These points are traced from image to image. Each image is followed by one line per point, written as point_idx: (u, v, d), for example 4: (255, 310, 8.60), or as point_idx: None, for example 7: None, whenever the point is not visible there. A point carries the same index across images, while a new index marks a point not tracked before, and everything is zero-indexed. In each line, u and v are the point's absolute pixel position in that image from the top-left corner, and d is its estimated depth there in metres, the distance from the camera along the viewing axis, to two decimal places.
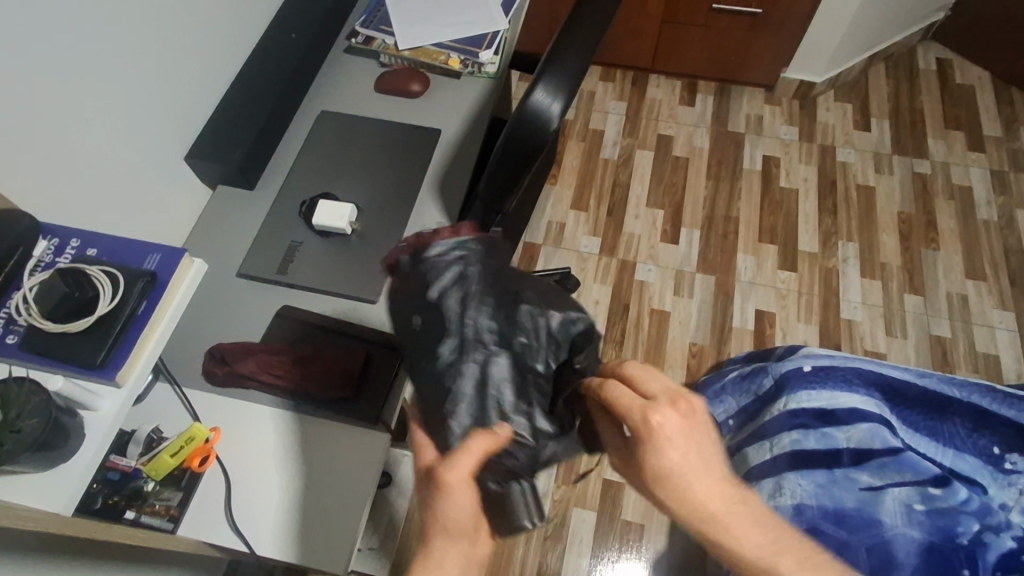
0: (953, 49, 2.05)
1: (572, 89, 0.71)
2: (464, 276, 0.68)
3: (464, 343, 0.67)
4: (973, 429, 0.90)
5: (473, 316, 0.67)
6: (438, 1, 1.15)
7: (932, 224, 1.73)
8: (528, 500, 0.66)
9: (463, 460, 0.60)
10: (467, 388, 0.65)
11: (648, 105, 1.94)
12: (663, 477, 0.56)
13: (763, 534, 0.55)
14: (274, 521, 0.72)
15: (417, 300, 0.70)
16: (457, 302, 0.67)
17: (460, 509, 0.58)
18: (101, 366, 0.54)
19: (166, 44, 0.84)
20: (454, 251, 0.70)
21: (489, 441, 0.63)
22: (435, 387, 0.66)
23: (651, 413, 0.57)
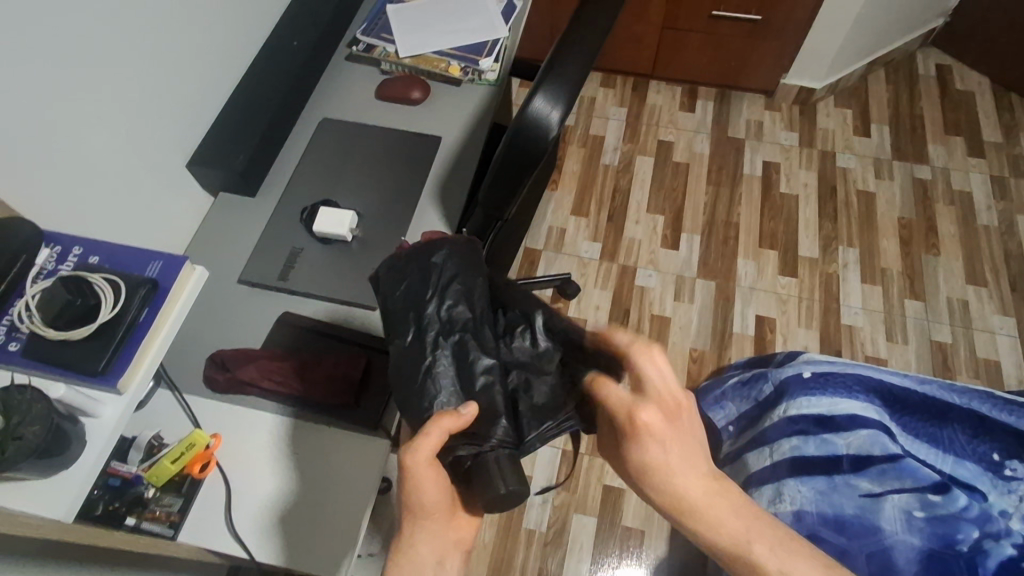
0: (952, 55, 2.06)
1: (571, 98, 0.72)
2: (427, 275, 0.68)
3: (438, 333, 0.66)
4: (973, 435, 0.89)
5: (438, 309, 0.67)
6: (438, 9, 1.16)
7: (932, 230, 1.73)
8: (511, 478, 0.60)
9: (421, 443, 0.58)
10: (435, 375, 0.64)
11: (648, 111, 1.94)
12: (648, 470, 0.63)
13: (739, 522, 0.61)
14: (272, 523, 0.72)
15: (387, 301, 0.69)
16: (420, 300, 0.67)
17: (427, 492, 0.59)
18: (103, 374, 0.55)
19: (168, 52, 0.85)
20: (419, 252, 0.70)
21: (452, 422, 0.60)
22: (405, 376, 0.65)
23: (639, 407, 0.63)
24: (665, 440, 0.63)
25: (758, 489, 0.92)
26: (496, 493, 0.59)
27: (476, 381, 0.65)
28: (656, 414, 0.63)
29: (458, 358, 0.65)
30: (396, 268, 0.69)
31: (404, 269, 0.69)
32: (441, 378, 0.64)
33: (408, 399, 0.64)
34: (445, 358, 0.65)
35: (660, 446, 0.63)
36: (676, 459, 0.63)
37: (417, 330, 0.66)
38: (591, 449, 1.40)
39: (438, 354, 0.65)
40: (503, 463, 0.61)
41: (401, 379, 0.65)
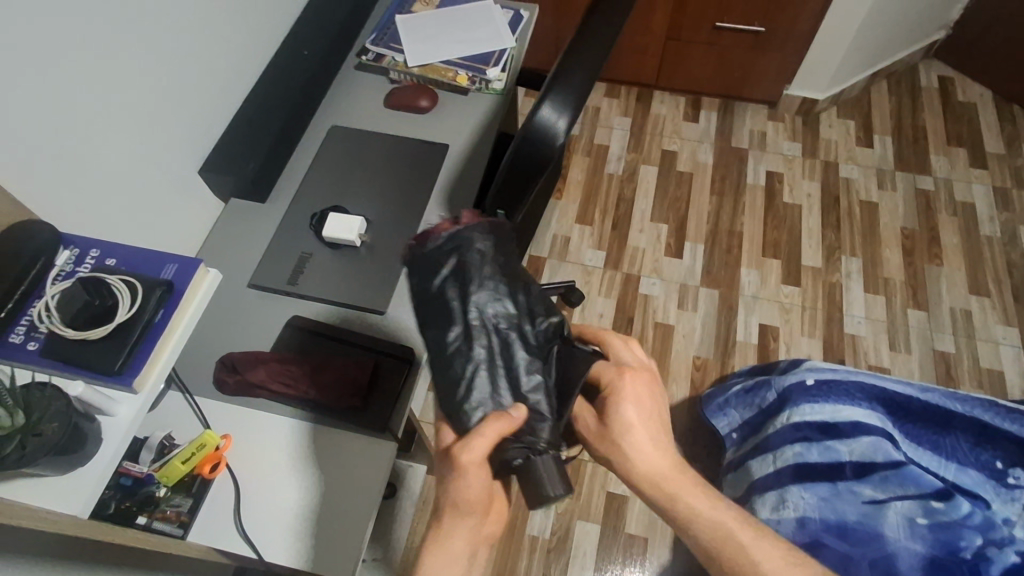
0: (954, 67, 2.07)
1: (577, 106, 0.73)
2: (465, 265, 0.62)
3: (476, 328, 0.61)
4: (975, 443, 0.90)
5: (479, 305, 0.61)
6: (447, 19, 1.18)
7: (935, 240, 1.74)
8: (558, 480, 0.58)
9: (475, 445, 0.58)
10: (478, 375, 0.61)
11: (652, 121, 1.96)
12: (624, 434, 0.66)
13: (703, 491, 0.66)
14: (289, 519, 0.73)
15: (421, 291, 0.63)
16: (458, 293, 0.62)
17: (473, 488, 0.59)
18: (119, 373, 0.56)
19: (182, 61, 0.86)
20: (456, 238, 0.63)
21: (502, 424, 0.59)
22: (446, 377, 0.61)
23: (624, 374, 0.67)
24: (644, 409, 0.66)
25: (761, 496, 0.93)
26: (545, 495, 0.57)
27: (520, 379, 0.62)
28: (639, 384, 0.67)
29: (498, 354, 0.62)
30: (429, 253, 0.63)
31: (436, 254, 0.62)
32: (484, 379, 0.61)
33: (448, 397, 0.61)
34: (484, 355, 0.61)
35: (637, 412, 0.66)
36: (649, 427, 0.66)
37: (454, 324, 0.61)
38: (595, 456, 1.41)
39: (475, 349, 0.61)
40: (550, 463, 0.58)
41: (438, 375, 0.62)
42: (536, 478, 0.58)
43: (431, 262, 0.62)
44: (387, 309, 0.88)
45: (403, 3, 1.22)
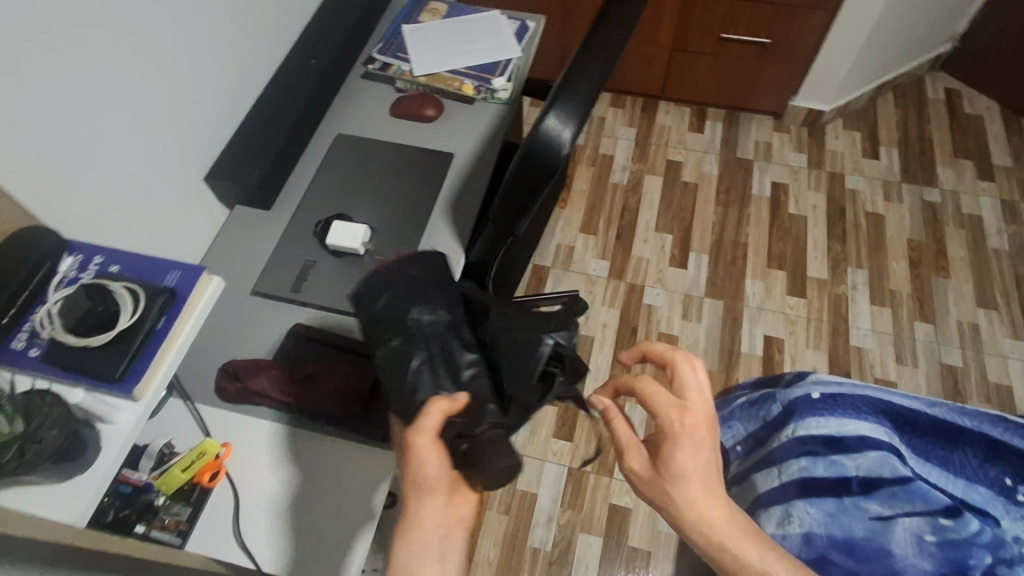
0: (961, 79, 2.07)
1: (582, 117, 0.73)
2: (400, 286, 0.75)
3: (413, 330, 0.71)
4: (984, 460, 0.89)
5: (415, 314, 0.72)
6: (453, 29, 1.19)
7: (942, 253, 1.73)
8: (507, 451, 0.60)
9: (424, 424, 0.60)
10: (417, 370, 0.67)
11: (657, 131, 1.96)
12: (677, 475, 0.63)
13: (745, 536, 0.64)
14: (265, 523, 0.73)
15: (362, 313, 0.75)
16: (395, 307, 0.73)
17: (432, 471, 0.59)
18: (120, 381, 0.55)
19: (190, 69, 0.87)
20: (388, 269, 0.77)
21: (446, 405, 0.62)
22: (390, 375, 0.68)
23: (687, 415, 0.64)
24: (699, 454, 0.64)
25: (767, 510, 0.91)
26: (495, 469, 0.59)
27: (458, 364, 0.68)
28: (698, 428, 0.64)
29: (437, 347, 0.69)
30: (371, 282, 0.76)
31: (377, 282, 0.76)
32: (421, 374, 0.67)
33: (395, 391, 0.67)
34: (423, 351, 0.69)
35: (694, 460, 0.63)
36: (705, 475, 0.63)
37: (396, 327, 0.71)
38: (598, 468, 1.39)
39: (414, 347, 0.69)
40: (495, 436, 0.61)
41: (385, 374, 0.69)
42: (485, 452, 0.60)
43: (373, 287, 0.75)
44: None
45: (409, 13, 1.23)
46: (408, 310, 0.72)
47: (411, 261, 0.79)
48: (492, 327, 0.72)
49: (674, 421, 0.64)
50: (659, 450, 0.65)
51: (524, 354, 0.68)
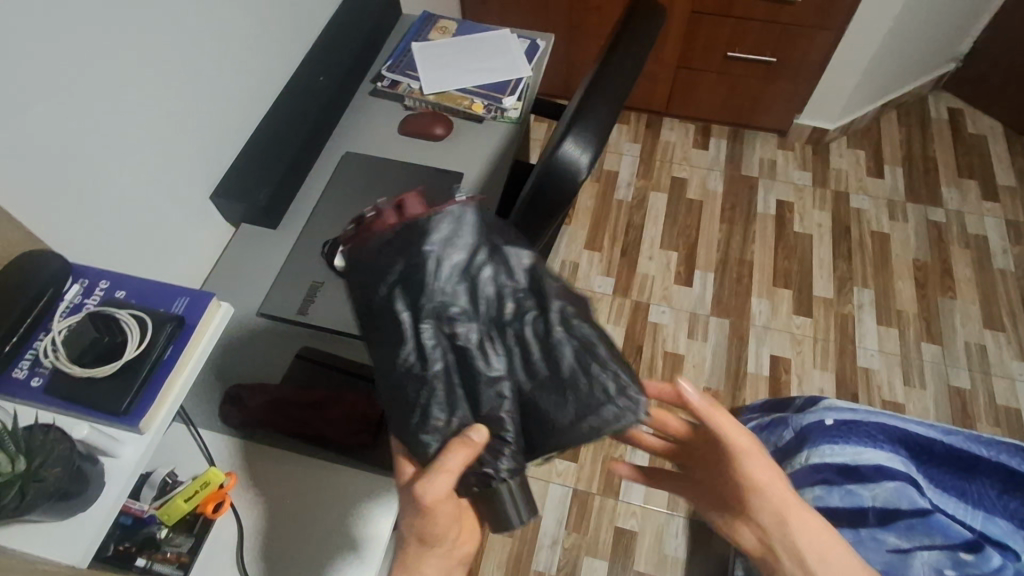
0: (964, 99, 2.08)
1: (601, 141, 0.71)
2: (416, 268, 0.57)
3: (428, 342, 0.57)
4: (1002, 490, 0.87)
5: (432, 316, 0.57)
6: (462, 46, 1.18)
7: (948, 273, 1.72)
8: (524, 511, 0.60)
9: (438, 481, 0.54)
10: (430, 394, 0.57)
11: (662, 147, 1.96)
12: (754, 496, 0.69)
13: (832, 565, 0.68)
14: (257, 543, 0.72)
15: (369, 295, 0.59)
16: (408, 301, 0.57)
17: (439, 520, 0.56)
18: (126, 413, 0.54)
19: (198, 86, 0.86)
20: (415, 231, 0.58)
21: (466, 455, 0.54)
22: (398, 395, 0.57)
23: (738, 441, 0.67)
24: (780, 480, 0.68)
25: None
26: (510, 526, 0.60)
27: (484, 398, 0.57)
28: (764, 470, 0.68)
29: (460, 365, 0.57)
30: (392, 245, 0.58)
31: (388, 253, 0.58)
32: (433, 402, 0.56)
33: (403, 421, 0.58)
34: (440, 372, 0.57)
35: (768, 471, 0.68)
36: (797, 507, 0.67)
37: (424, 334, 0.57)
38: (603, 490, 1.37)
39: (429, 367, 0.56)
40: (513, 491, 0.58)
41: (394, 393, 0.58)
42: (499, 509, 0.59)
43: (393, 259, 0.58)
44: None
45: (418, 31, 1.22)
46: (425, 309, 0.57)
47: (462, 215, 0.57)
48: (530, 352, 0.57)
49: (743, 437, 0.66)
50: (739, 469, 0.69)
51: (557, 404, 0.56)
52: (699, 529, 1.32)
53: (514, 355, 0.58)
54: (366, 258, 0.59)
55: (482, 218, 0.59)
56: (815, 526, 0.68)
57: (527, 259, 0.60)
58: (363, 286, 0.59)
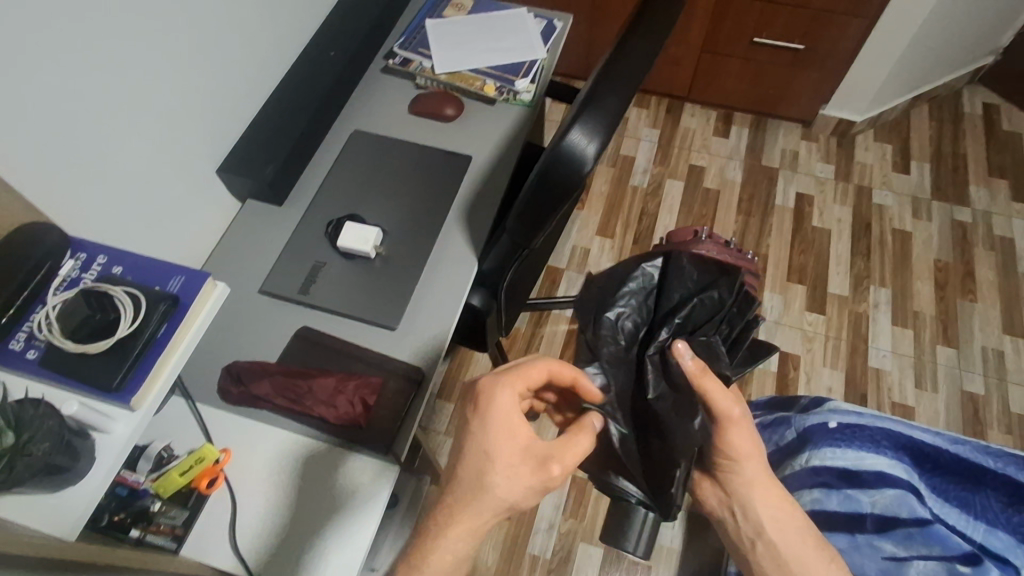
0: (1001, 94, 2.00)
1: (610, 130, 0.69)
2: (684, 288, 0.86)
3: (630, 338, 0.85)
4: (1007, 504, 0.85)
5: (624, 313, 0.86)
6: (478, 25, 1.16)
7: (970, 275, 1.67)
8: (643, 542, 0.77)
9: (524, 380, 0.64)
10: (651, 373, 0.79)
11: (681, 134, 1.92)
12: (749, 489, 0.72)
13: None
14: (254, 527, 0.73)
15: (685, 299, 0.85)
16: (640, 303, 0.87)
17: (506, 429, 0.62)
18: (118, 390, 0.54)
19: (205, 59, 0.85)
20: (697, 271, 0.87)
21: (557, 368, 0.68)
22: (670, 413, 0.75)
23: (732, 408, 0.72)
24: (761, 459, 0.73)
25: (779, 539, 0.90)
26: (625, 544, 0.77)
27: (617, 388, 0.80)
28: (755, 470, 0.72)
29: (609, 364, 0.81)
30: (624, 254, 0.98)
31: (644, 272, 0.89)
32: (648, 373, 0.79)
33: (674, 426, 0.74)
34: (653, 362, 0.80)
35: (749, 444, 0.72)
36: (770, 482, 0.72)
37: (601, 304, 0.87)
38: None
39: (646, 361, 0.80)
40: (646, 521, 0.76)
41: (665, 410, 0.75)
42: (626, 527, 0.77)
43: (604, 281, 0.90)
44: (397, 325, 0.85)
45: (434, 7, 1.19)
46: (633, 326, 0.86)
47: (672, 250, 0.90)
48: (648, 369, 0.79)
49: (732, 410, 0.72)
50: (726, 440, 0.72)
51: (678, 417, 0.74)
52: (695, 524, 1.32)
53: (612, 371, 0.81)
54: (671, 267, 0.88)
55: (655, 265, 0.89)
56: (790, 507, 0.73)
57: (641, 281, 0.88)
58: (682, 286, 0.87)
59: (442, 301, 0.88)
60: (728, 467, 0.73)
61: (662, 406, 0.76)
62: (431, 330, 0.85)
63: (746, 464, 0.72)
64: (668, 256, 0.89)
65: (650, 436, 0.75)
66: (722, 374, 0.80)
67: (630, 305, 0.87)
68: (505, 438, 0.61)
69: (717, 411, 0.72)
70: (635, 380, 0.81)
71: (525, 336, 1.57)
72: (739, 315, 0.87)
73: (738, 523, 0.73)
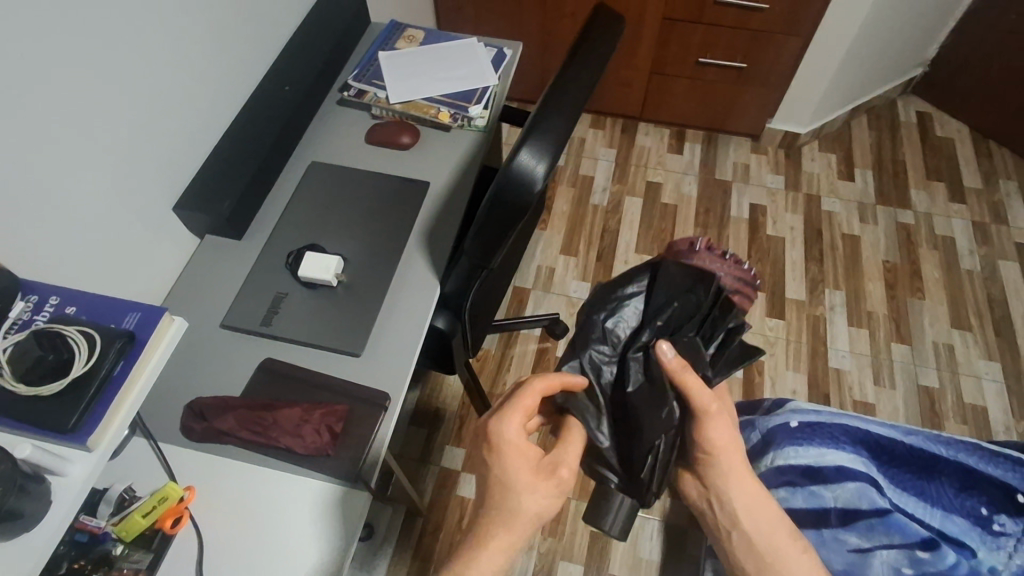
0: (932, 103, 2.12)
1: (558, 150, 0.72)
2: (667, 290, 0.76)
3: (618, 345, 0.76)
4: (960, 488, 0.88)
5: (612, 321, 0.77)
6: (430, 55, 1.19)
7: (917, 274, 1.75)
8: (620, 523, 0.78)
9: (521, 405, 0.68)
10: (635, 372, 0.73)
11: (637, 153, 1.98)
12: (727, 479, 0.73)
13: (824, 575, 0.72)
14: (221, 555, 0.71)
15: (668, 298, 0.76)
16: (627, 307, 0.77)
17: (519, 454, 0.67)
18: (73, 431, 0.53)
19: (159, 97, 0.85)
20: (685, 269, 0.77)
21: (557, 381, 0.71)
22: (647, 406, 0.71)
23: (710, 403, 0.70)
24: (737, 449, 0.73)
25: None
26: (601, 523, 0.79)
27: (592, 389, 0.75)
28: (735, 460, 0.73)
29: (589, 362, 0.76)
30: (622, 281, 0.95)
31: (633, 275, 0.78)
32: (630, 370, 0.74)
33: (649, 415, 0.71)
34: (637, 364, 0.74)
35: (726, 435, 0.72)
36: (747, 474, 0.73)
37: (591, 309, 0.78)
38: (579, 494, 1.37)
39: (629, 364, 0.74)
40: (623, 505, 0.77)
41: (642, 403, 0.72)
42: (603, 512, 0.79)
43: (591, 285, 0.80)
44: (362, 351, 0.86)
45: (387, 39, 1.22)
46: (617, 334, 0.77)
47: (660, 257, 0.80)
48: (631, 367, 0.74)
49: (711, 405, 0.70)
50: (704, 431, 0.72)
51: (649, 406, 0.71)
52: (673, 533, 1.33)
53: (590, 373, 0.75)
54: (662, 269, 0.77)
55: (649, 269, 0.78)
56: (764, 497, 0.74)
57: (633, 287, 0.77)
58: (670, 286, 0.76)
59: (405, 324, 0.89)
60: (706, 458, 0.73)
61: (638, 398, 0.72)
62: (395, 355, 0.86)
63: (721, 456, 0.72)
64: (657, 262, 0.78)
65: (624, 427, 0.74)
66: (705, 374, 0.73)
67: (619, 310, 0.77)
68: (518, 462, 0.67)
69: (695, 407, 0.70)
70: (617, 379, 0.75)
71: (496, 357, 1.58)
72: (721, 317, 0.75)
73: (716, 513, 0.75)
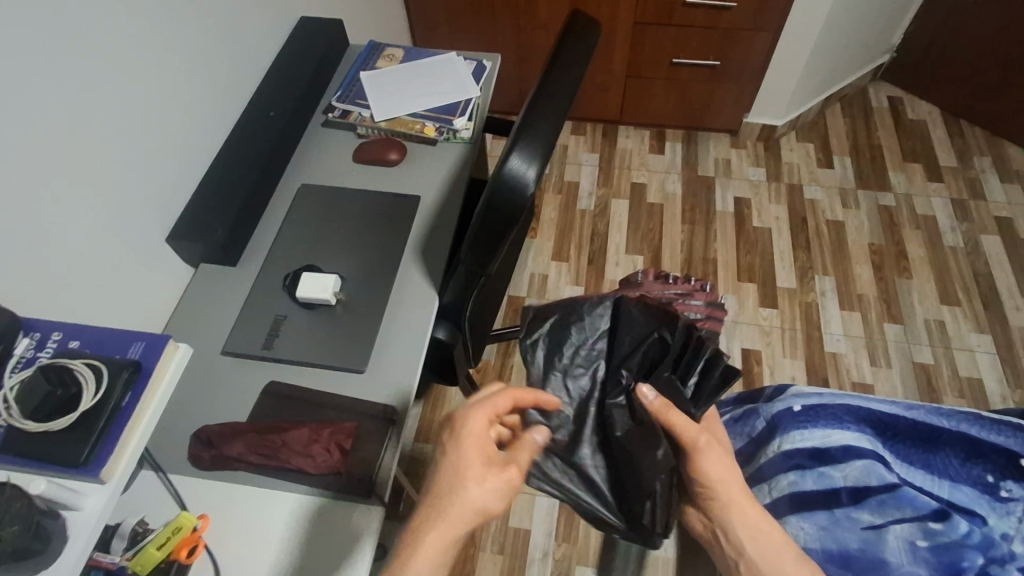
0: (902, 88, 2.17)
1: (547, 153, 0.73)
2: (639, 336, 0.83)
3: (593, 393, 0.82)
4: (965, 458, 0.89)
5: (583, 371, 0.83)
6: (411, 73, 1.20)
7: (902, 254, 1.78)
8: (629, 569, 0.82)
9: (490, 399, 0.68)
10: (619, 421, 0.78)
11: (619, 155, 2.00)
12: (732, 512, 0.71)
13: None
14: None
15: (637, 345, 0.82)
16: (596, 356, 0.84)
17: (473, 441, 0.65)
18: (86, 465, 0.53)
19: (145, 131, 0.86)
20: (648, 317, 0.83)
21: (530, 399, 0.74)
22: (636, 450, 0.75)
23: (698, 437, 0.72)
24: (736, 481, 0.72)
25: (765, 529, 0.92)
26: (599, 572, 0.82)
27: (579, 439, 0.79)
28: (738, 494, 0.72)
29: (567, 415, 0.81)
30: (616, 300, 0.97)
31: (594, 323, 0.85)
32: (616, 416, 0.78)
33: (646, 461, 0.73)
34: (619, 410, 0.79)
35: (722, 468, 0.72)
36: (751, 504, 0.71)
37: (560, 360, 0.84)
38: None
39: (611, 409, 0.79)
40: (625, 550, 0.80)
41: (636, 448, 0.75)
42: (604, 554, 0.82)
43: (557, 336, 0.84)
44: (365, 367, 0.86)
45: (367, 60, 1.24)
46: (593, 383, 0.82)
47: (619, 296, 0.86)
48: (615, 414, 0.79)
49: (697, 437, 0.72)
50: (699, 468, 0.72)
51: (643, 447, 0.74)
52: None
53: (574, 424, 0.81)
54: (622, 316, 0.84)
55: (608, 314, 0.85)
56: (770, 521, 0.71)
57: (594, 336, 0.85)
58: (636, 331, 0.83)
59: (407, 337, 0.89)
60: (705, 492, 0.73)
61: (629, 439, 0.76)
62: (399, 368, 0.86)
63: (720, 490, 0.72)
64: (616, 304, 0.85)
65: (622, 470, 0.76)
66: (688, 409, 0.77)
67: (589, 361, 0.83)
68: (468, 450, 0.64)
69: (684, 443, 0.73)
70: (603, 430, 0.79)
71: (496, 367, 1.59)
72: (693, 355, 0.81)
73: (723, 545, 0.73)
